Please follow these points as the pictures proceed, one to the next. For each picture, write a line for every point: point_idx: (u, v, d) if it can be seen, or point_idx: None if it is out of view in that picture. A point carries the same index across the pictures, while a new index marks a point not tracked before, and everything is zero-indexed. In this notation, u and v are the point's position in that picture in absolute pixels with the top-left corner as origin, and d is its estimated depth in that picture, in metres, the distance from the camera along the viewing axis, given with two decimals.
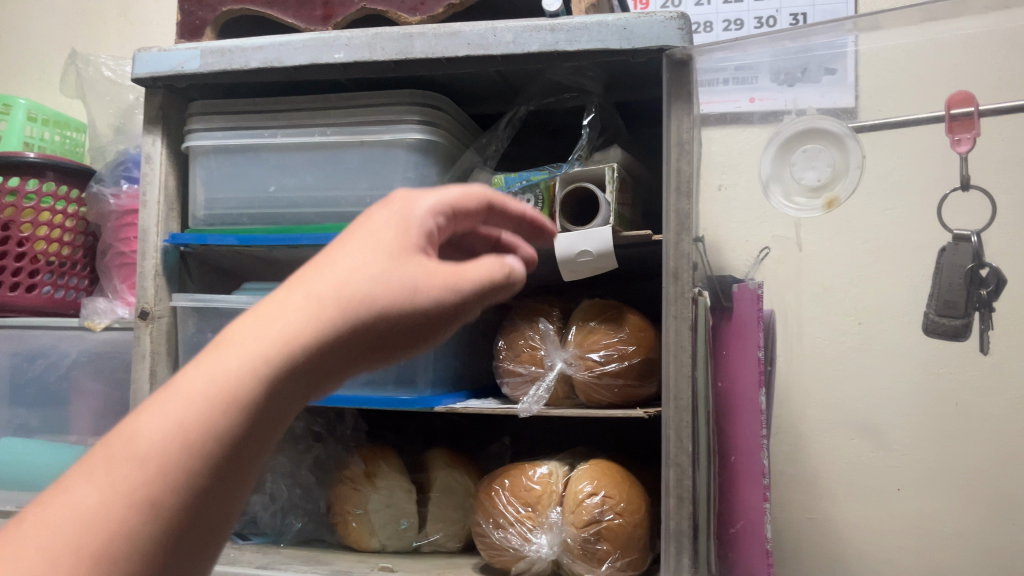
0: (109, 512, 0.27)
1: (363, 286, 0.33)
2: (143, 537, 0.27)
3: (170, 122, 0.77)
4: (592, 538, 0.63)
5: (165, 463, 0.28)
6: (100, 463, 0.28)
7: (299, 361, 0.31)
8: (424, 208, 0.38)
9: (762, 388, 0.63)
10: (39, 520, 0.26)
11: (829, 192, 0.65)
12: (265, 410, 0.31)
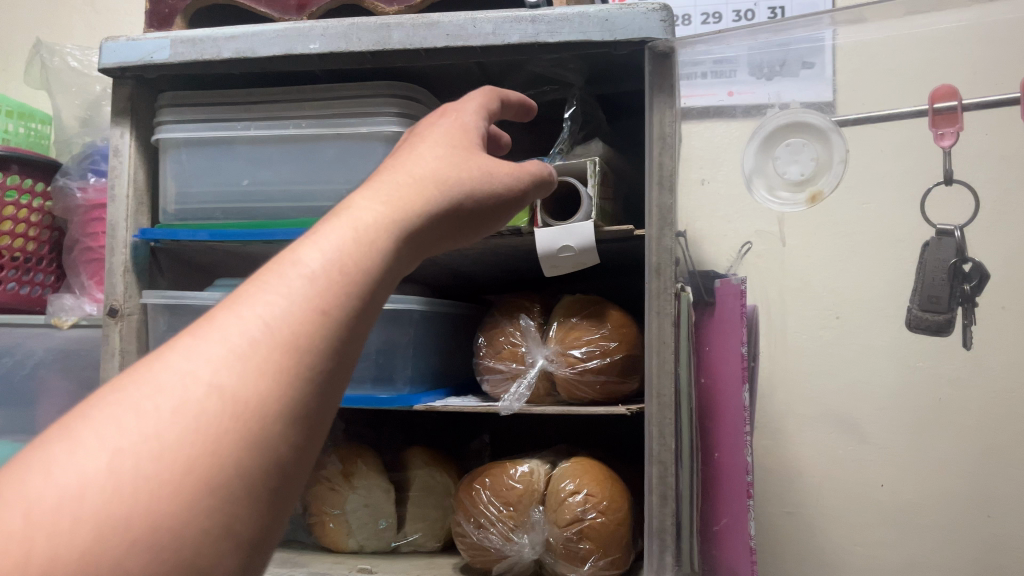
0: (303, 313, 0.28)
1: (459, 161, 0.39)
2: (330, 340, 0.29)
3: (138, 113, 0.75)
4: (575, 537, 0.62)
5: (342, 271, 0.30)
6: (277, 274, 0.29)
7: (429, 207, 0.35)
8: (472, 117, 0.44)
9: (745, 384, 0.62)
10: (232, 317, 0.28)
11: (812, 185, 0.65)
12: (410, 244, 0.34)
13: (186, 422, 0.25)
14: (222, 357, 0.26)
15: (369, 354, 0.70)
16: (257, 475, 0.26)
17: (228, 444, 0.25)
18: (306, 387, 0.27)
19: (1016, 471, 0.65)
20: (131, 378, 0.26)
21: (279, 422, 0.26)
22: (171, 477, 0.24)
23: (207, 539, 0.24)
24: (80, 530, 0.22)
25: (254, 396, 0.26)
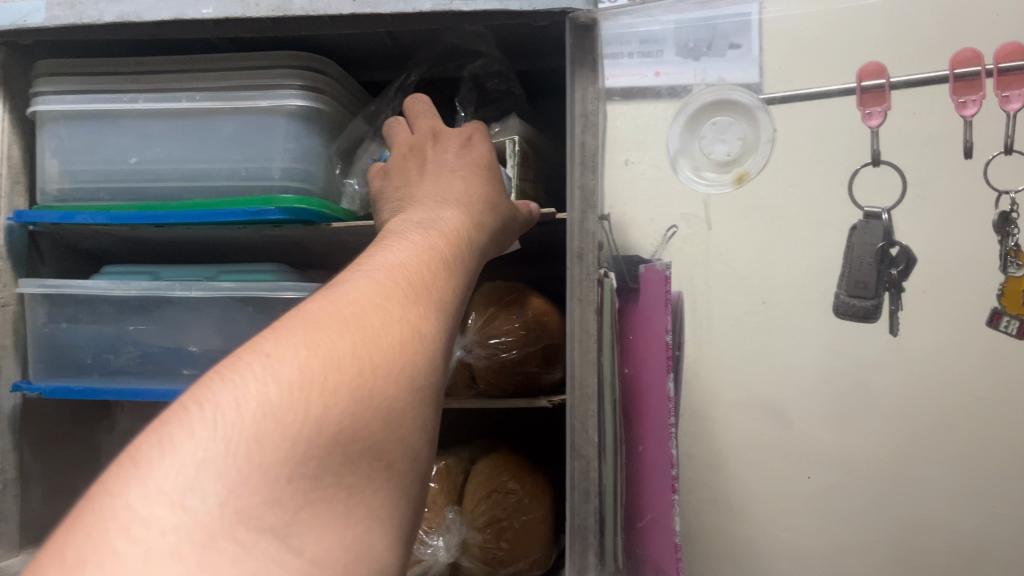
0: (440, 281, 0.39)
1: (487, 190, 0.52)
2: (455, 306, 0.39)
3: (12, 83, 0.68)
4: (493, 540, 0.59)
5: (445, 261, 0.41)
6: (403, 254, 0.39)
7: (478, 223, 0.48)
8: (488, 151, 0.57)
9: (671, 373, 0.58)
10: (388, 273, 0.37)
11: (739, 167, 0.66)
12: (472, 248, 0.45)
13: (387, 328, 0.33)
14: (394, 294, 0.36)
15: None
16: (435, 373, 0.35)
17: (415, 345, 0.34)
18: (447, 329, 0.38)
19: (935, 454, 0.64)
20: (331, 301, 0.34)
21: (437, 345, 0.36)
22: (388, 362, 0.32)
23: (414, 409, 0.32)
24: (345, 377, 0.30)
25: (423, 322, 0.35)
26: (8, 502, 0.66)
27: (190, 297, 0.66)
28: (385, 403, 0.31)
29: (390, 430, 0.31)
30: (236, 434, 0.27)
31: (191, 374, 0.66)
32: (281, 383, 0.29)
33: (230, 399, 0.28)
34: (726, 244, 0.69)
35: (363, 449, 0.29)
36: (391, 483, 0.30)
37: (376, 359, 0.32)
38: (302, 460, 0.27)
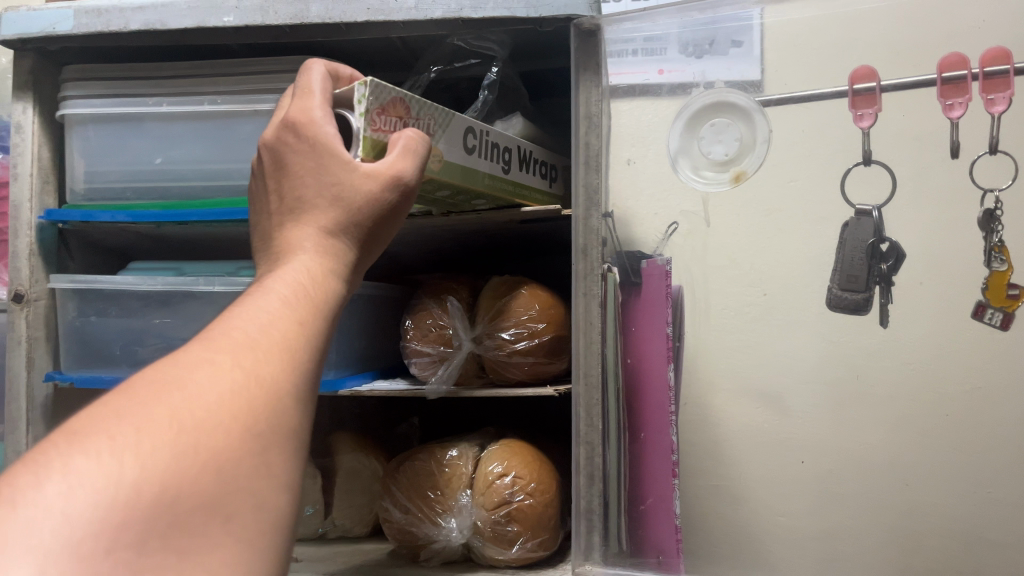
0: (285, 323, 0.37)
1: (345, 187, 0.45)
2: (308, 348, 0.37)
3: (42, 88, 0.71)
4: (503, 519, 0.62)
5: (317, 308, 0.39)
6: (264, 307, 0.37)
7: (332, 248, 0.43)
8: (320, 132, 0.46)
9: (671, 364, 0.62)
10: (244, 333, 0.35)
11: (737, 166, 0.66)
12: (342, 285, 0.43)
13: (239, 401, 0.32)
14: (250, 361, 0.34)
15: None
16: (285, 418, 0.34)
17: (250, 393, 0.33)
18: (310, 391, 0.37)
19: (930, 442, 0.67)
20: (173, 374, 0.32)
21: (297, 410, 0.35)
22: (240, 440, 0.31)
23: (277, 482, 0.32)
24: (164, 440, 0.29)
25: (259, 371, 0.34)
26: None
27: (212, 291, 0.69)
28: (224, 466, 0.30)
29: (233, 494, 0.30)
30: (35, 516, 0.25)
31: None
32: (96, 473, 0.27)
33: (31, 479, 0.26)
34: (722, 235, 0.72)
35: (196, 504, 0.28)
36: (237, 534, 0.29)
37: (225, 442, 0.30)
38: (120, 530, 0.26)
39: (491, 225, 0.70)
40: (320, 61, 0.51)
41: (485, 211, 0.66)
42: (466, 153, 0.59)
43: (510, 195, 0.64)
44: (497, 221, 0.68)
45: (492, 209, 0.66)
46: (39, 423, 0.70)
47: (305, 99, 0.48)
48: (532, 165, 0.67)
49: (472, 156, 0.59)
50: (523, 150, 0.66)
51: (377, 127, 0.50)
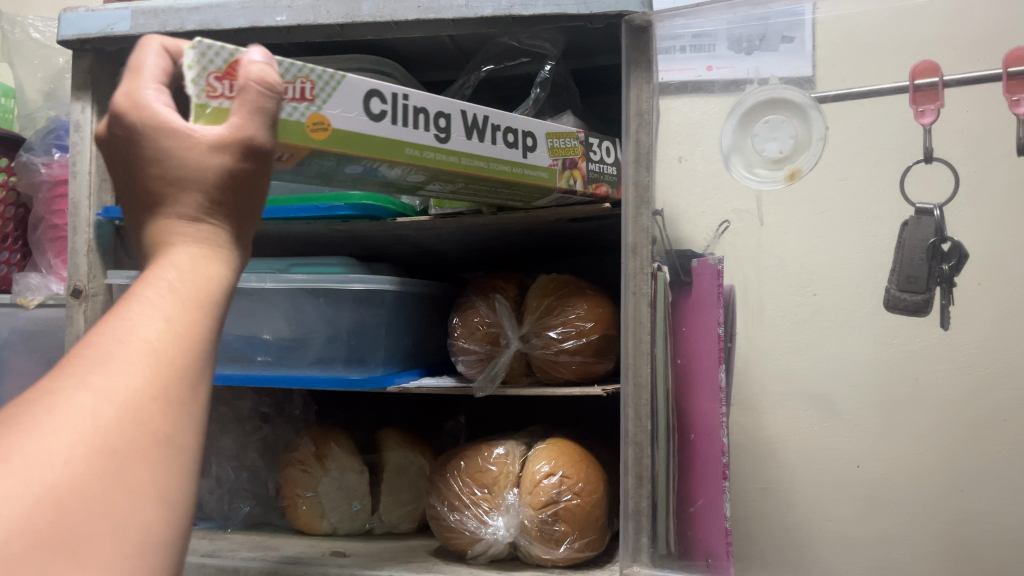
0: (146, 326, 0.33)
1: (186, 166, 0.38)
2: (179, 346, 0.33)
3: (100, 88, 0.73)
4: (549, 519, 0.62)
5: (203, 305, 0.36)
6: (137, 315, 0.33)
7: (212, 240, 0.38)
8: (144, 116, 0.38)
9: (723, 364, 0.61)
10: (94, 355, 0.31)
11: (791, 163, 0.62)
12: (225, 271, 0.38)
13: (98, 436, 0.29)
14: (113, 379, 0.30)
15: (340, 334, 0.70)
16: (153, 434, 0.30)
17: (88, 424, 0.29)
18: (192, 394, 0.33)
19: (988, 447, 0.65)
20: (16, 413, 0.29)
21: (179, 421, 0.32)
22: (96, 476, 0.28)
23: (149, 511, 0.29)
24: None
25: (105, 390, 0.30)
26: None
27: (263, 289, 0.71)
28: (63, 512, 0.26)
29: (77, 542, 0.26)
30: None
31: (265, 361, 0.71)
32: None
33: None
34: (775, 238, 0.70)
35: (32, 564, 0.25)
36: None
37: (76, 481, 0.27)
38: None
39: (479, 197, 0.61)
40: (151, 35, 0.43)
41: (439, 184, 0.58)
42: (372, 120, 0.51)
43: (453, 168, 0.55)
44: (462, 192, 0.60)
45: (447, 182, 0.58)
46: None
47: (132, 81, 0.40)
48: (505, 136, 0.58)
49: (381, 123, 0.52)
50: (485, 119, 0.56)
51: (221, 92, 0.43)
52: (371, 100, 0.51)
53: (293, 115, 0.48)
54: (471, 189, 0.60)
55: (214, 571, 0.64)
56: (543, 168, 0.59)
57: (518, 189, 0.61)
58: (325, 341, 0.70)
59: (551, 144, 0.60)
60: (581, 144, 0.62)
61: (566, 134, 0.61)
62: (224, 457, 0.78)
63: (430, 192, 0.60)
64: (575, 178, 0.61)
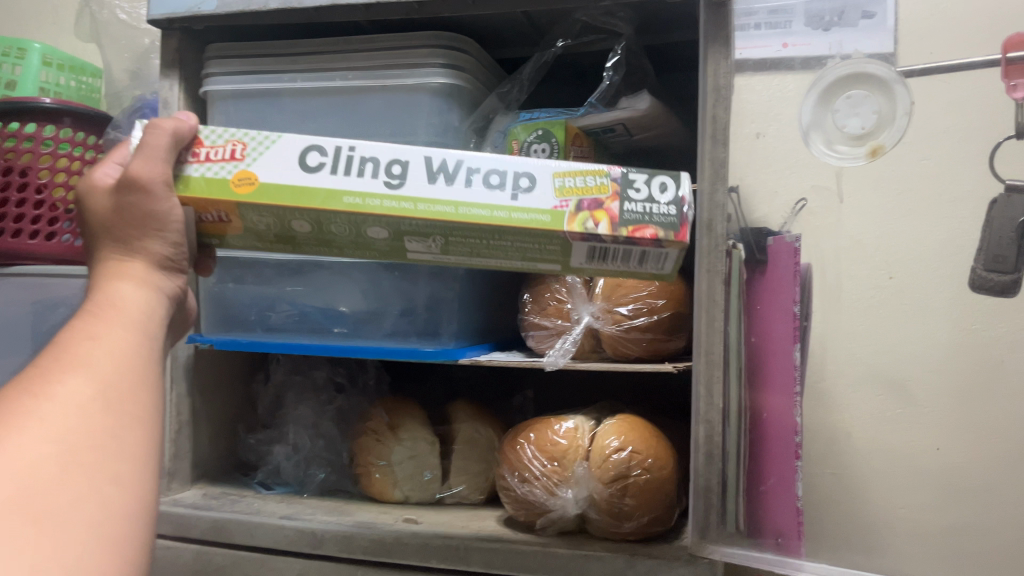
0: (88, 345, 0.39)
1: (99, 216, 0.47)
2: (120, 361, 0.40)
3: (186, 66, 0.75)
4: (620, 493, 0.63)
5: (135, 331, 0.42)
6: (76, 338, 0.39)
7: (138, 278, 0.46)
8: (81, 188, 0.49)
9: (797, 343, 0.60)
10: (46, 366, 0.37)
11: (874, 140, 0.60)
12: (150, 301, 0.46)
13: (59, 425, 0.35)
14: (67, 384, 0.36)
15: (415, 308, 0.72)
16: (106, 424, 0.37)
17: (49, 412, 0.35)
18: (134, 395, 0.39)
19: None
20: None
21: (122, 418, 0.38)
22: (59, 456, 0.34)
23: (104, 490, 0.35)
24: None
25: (59, 389, 0.36)
26: (183, 441, 0.75)
27: (341, 261, 0.72)
28: (39, 475, 0.32)
29: (48, 499, 0.32)
30: None
31: (342, 333, 0.73)
32: None
33: None
34: (852, 217, 0.69)
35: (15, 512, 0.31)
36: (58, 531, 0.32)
37: (43, 458, 0.33)
38: None
39: (478, 250, 0.53)
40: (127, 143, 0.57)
41: (414, 238, 0.52)
42: (306, 172, 0.50)
43: (406, 215, 0.50)
44: (453, 249, 0.53)
45: (423, 236, 0.52)
46: (181, 381, 0.74)
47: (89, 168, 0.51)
48: (486, 178, 0.50)
49: (317, 174, 0.50)
50: (456, 163, 0.51)
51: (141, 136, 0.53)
52: (308, 156, 0.51)
53: (219, 172, 0.51)
54: (462, 244, 0.52)
55: (293, 534, 0.66)
56: (544, 210, 0.49)
57: (512, 237, 0.50)
58: (399, 314, 0.72)
59: (559, 183, 0.50)
60: (616, 181, 0.50)
61: (590, 171, 0.50)
62: (302, 425, 0.81)
63: (417, 254, 0.54)
64: (595, 220, 0.49)
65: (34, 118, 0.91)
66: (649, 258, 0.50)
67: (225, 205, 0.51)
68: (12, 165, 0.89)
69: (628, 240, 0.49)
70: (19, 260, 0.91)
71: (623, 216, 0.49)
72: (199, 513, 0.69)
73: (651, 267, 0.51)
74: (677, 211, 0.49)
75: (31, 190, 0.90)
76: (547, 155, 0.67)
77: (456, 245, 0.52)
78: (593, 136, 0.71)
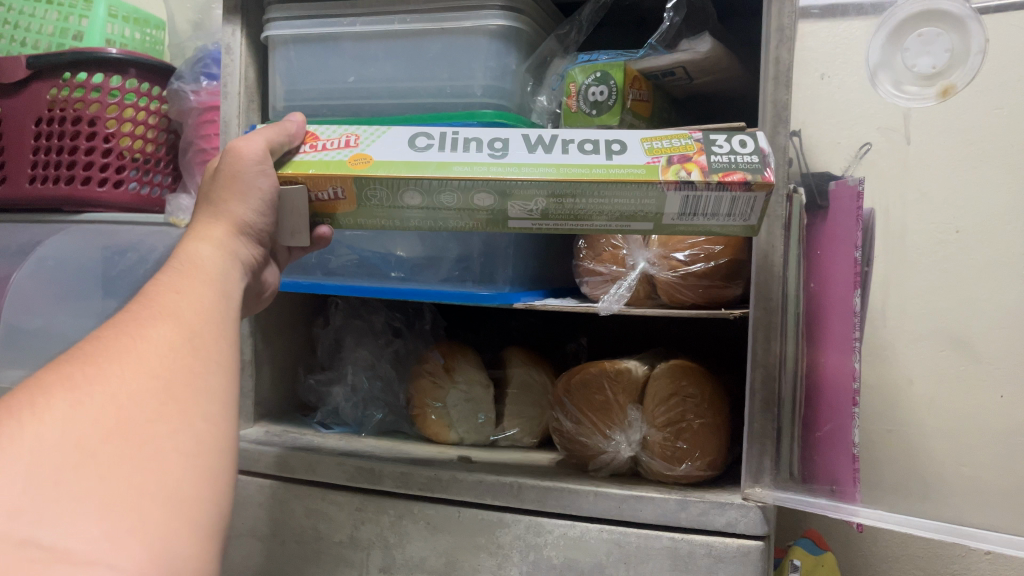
0: (172, 294, 0.40)
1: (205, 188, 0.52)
2: (204, 308, 0.41)
3: (249, 12, 0.76)
4: (673, 437, 0.64)
5: (214, 286, 0.43)
6: (163, 290, 0.40)
7: (222, 241, 0.48)
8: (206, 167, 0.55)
9: (858, 289, 0.58)
10: (136, 310, 0.38)
11: (944, 79, 0.58)
12: (232, 260, 0.48)
13: (151, 362, 0.35)
14: (156, 325, 0.37)
15: (471, 255, 0.73)
16: (196, 360, 0.37)
17: (144, 350, 0.36)
18: (221, 337, 0.40)
19: None
20: (85, 347, 0.35)
21: (214, 355, 0.39)
22: (157, 388, 0.35)
23: (200, 423, 0.36)
24: (83, 396, 0.32)
25: (152, 330, 0.37)
26: (246, 379, 0.78)
27: None
28: (142, 406, 0.33)
29: (151, 429, 0.33)
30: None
31: (400, 278, 0.74)
32: (37, 431, 0.30)
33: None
34: None
35: (122, 442, 0.32)
36: (164, 459, 0.33)
37: (142, 389, 0.34)
38: (53, 466, 0.29)
39: (578, 214, 0.54)
40: None
41: (517, 203, 0.54)
42: (415, 150, 0.55)
43: (507, 175, 0.52)
44: (554, 214, 0.55)
45: (526, 200, 0.54)
46: (244, 321, 0.76)
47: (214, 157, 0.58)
48: (580, 147, 0.54)
49: (426, 152, 0.54)
50: (552, 138, 0.55)
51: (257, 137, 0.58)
52: (415, 139, 0.56)
53: (335, 157, 0.55)
54: (562, 210, 0.54)
55: (353, 469, 0.69)
56: (639, 165, 0.52)
57: (612, 191, 0.52)
58: (455, 261, 0.73)
59: (647, 146, 0.53)
60: (699, 142, 0.53)
61: (673, 137, 0.54)
62: (360, 367, 0.83)
63: (519, 223, 0.56)
64: (687, 170, 0.51)
65: (98, 67, 0.92)
66: (736, 208, 0.52)
67: (343, 180, 0.54)
68: (81, 115, 0.92)
69: (719, 185, 0.50)
70: (87, 207, 0.94)
71: (712, 164, 0.51)
72: (262, 446, 0.73)
73: (739, 216, 0.52)
74: (759, 160, 0.51)
75: (99, 139, 0.93)
76: (604, 98, 0.66)
77: (556, 209, 0.54)
78: (651, 80, 0.71)
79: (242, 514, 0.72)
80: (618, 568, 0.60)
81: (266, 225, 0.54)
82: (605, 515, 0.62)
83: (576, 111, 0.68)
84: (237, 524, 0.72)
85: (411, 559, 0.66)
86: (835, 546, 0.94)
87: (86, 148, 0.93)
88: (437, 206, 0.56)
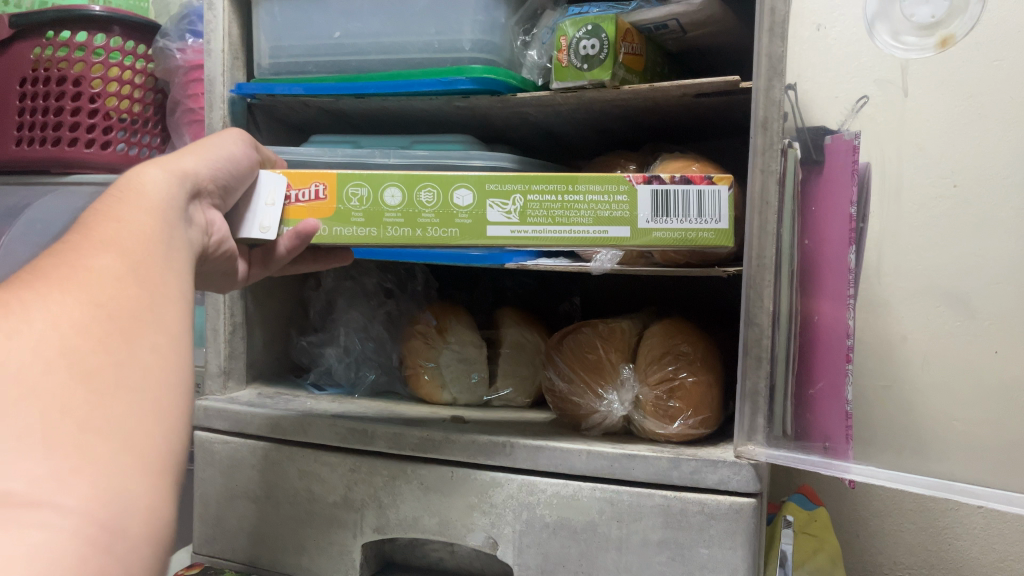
0: (115, 223, 0.38)
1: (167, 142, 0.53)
2: (148, 239, 0.39)
3: None
4: (665, 395, 0.63)
5: (159, 218, 0.41)
6: (103, 218, 0.38)
7: (175, 171, 0.47)
8: None
9: (853, 246, 0.58)
10: (77, 238, 0.36)
11: (942, 30, 0.57)
12: (183, 189, 0.46)
13: (94, 291, 0.33)
14: (97, 254, 0.35)
15: None
16: (141, 295, 0.35)
17: (85, 278, 0.33)
18: (165, 271, 0.38)
19: None
20: (23, 275, 0.33)
21: (160, 289, 0.37)
22: (103, 319, 0.32)
23: (145, 352, 0.34)
24: (25, 324, 0.29)
25: (94, 259, 0.35)
26: (237, 342, 0.77)
27: (387, 164, 0.71)
28: (88, 339, 0.31)
29: (97, 364, 0.31)
30: None
31: None
32: None
33: None
34: None
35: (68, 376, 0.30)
36: (110, 397, 0.31)
37: (85, 319, 0.32)
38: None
39: (555, 217, 0.53)
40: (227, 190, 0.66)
41: (497, 199, 0.53)
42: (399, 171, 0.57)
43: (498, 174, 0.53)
44: (533, 213, 0.53)
45: (505, 197, 0.53)
46: None
47: None
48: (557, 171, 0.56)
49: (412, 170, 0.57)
50: None
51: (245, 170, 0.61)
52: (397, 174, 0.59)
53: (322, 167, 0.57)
54: (544, 208, 0.53)
55: (345, 430, 0.68)
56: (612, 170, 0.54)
57: (586, 185, 0.53)
58: None
59: None
60: None
61: None
62: (352, 329, 0.83)
63: (495, 231, 0.54)
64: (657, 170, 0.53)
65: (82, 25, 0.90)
66: (706, 209, 0.52)
67: (326, 173, 0.55)
68: (65, 75, 0.90)
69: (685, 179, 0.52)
70: (74, 169, 0.93)
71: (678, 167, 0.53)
72: (252, 409, 0.72)
73: (711, 217, 0.52)
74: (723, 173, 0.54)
75: (85, 99, 0.91)
76: (596, 52, 0.64)
77: (535, 210, 0.53)
78: (644, 33, 0.69)
79: (236, 476, 0.72)
80: (611, 526, 0.61)
81: (229, 180, 0.53)
82: (596, 473, 0.62)
83: (567, 67, 0.66)
84: (231, 486, 0.72)
85: (404, 519, 0.66)
86: (829, 500, 0.95)
87: (71, 109, 0.91)
88: (417, 200, 0.55)
